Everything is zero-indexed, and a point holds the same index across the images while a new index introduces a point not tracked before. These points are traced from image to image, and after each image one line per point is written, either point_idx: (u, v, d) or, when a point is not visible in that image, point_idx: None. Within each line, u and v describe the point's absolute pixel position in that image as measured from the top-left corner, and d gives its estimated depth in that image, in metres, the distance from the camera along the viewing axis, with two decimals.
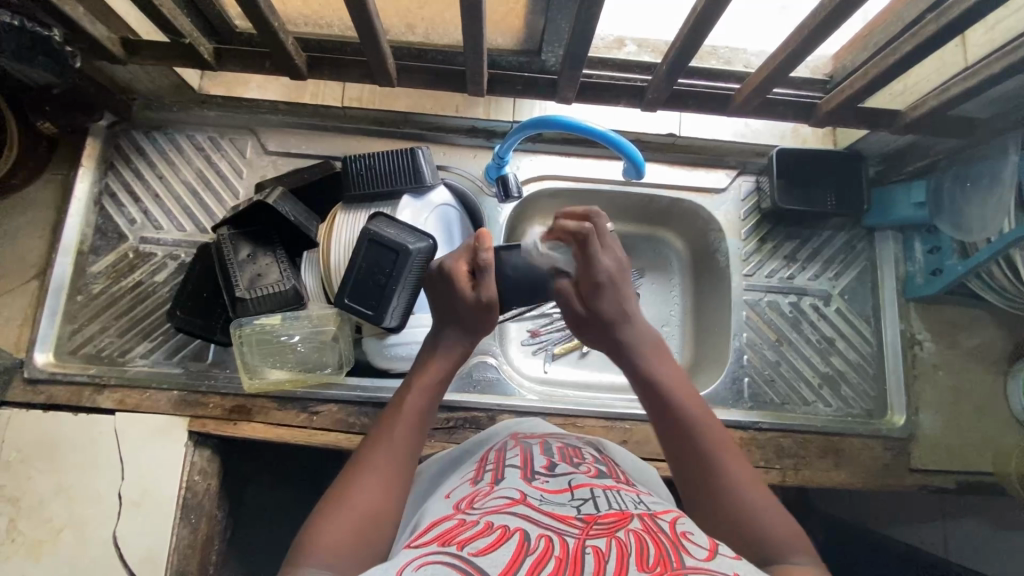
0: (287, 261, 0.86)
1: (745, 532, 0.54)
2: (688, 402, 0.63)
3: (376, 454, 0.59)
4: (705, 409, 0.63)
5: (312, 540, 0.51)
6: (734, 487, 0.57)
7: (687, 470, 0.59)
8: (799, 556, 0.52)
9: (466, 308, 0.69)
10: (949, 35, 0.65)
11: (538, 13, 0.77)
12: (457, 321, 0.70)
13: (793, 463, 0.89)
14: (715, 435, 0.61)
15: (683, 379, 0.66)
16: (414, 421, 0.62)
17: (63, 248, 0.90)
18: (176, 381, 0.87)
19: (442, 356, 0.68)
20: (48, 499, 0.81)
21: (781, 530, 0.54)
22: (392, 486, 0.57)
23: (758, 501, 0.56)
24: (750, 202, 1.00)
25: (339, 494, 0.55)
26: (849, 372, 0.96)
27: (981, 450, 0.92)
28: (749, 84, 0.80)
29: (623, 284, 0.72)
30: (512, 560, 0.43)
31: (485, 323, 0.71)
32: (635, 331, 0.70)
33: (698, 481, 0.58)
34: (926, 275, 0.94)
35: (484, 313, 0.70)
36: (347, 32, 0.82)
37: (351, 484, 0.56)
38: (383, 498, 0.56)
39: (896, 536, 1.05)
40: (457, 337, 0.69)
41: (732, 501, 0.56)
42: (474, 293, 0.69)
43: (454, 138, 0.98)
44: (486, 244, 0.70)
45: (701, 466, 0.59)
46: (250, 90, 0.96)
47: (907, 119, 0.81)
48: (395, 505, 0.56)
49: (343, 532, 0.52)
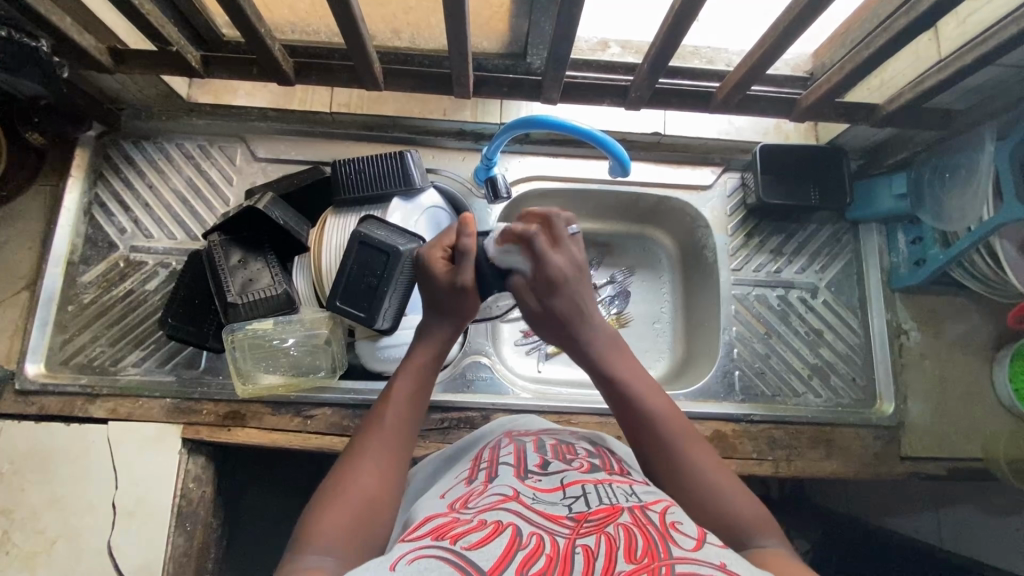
0: (278, 266, 0.86)
1: (715, 518, 0.55)
2: (646, 394, 0.63)
3: (369, 444, 0.59)
4: (665, 399, 0.63)
5: (313, 530, 0.51)
6: (697, 469, 0.58)
7: (653, 461, 0.60)
8: (767, 538, 0.53)
9: (448, 292, 0.68)
10: (920, 28, 0.67)
11: (522, 16, 0.78)
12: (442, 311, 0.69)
13: (785, 454, 0.90)
14: (674, 425, 0.61)
15: (641, 370, 0.66)
16: (405, 411, 0.63)
17: (54, 259, 0.90)
18: (169, 389, 0.87)
19: (425, 342, 0.68)
20: (41, 510, 0.80)
21: (746, 512, 0.55)
22: (387, 475, 0.57)
23: (720, 484, 0.57)
24: (736, 198, 1.01)
25: (334, 484, 0.55)
26: (838, 362, 0.97)
27: (969, 437, 0.93)
28: (729, 82, 0.82)
29: (580, 283, 0.68)
30: (503, 553, 0.44)
31: (466, 308, 0.69)
32: (592, 325, 0.68)
33: (664, 468, 0.59)
34: (910, 265, 0.95)
35: (463, 297, 0.68)
36: (333, 38, 0.83)
37: (347, 474, 0.56)
38: (378, 485, 0.56)
39: (890, 526, 1.06)
40: (439, 321, 0.69)
41: (700, 489, 0.57)
42: (451, 276, 0.68)
43: (442, 140, 0.99)
44: (468, 228, 0.68)
45: (664, 452, 0.60)
46: (238, 97, 0.95)
47: (885, 112, 0.83)
48: (392, 493, 0.56)
49: (342, 521, 0.52)
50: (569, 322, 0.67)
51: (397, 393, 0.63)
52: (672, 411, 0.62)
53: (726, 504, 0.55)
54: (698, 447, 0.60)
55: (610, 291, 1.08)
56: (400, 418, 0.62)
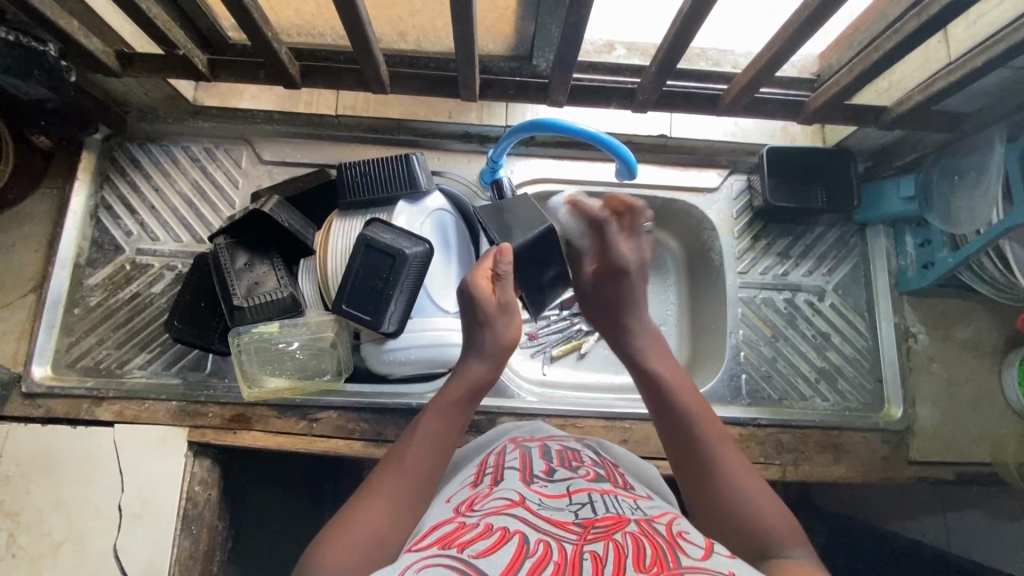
0: (284, 269, 0.86)
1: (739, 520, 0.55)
2: (683, 392, 0.65)
3: (386, 478, 0.59)
4: (700, 400, 0.65)
5: (319, 560, 0.52)
6: (725, 472, 0.58)
7: (689, 461, 0.61)
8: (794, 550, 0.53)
9: (489, 344, 0.70)
10: (929, 31, 0.67)
11: (529, 18, 0.78)
12: (485, 351, 0.70)
13: (793, 458, 0.90)
14: (707, 424, 0.62)
15: (679, 377, 0.68)
16: (430, 440, 0.62)
17: (60, 261, 0.90)
18: (174, 392, 0.87)
19: (458, 377, 0.69)
20: (48, 513, 0.80)
21: (772, 519, 0.55)
22: (400, 507, 0.56)
23: (746, 487, 0.57)
24: (742, 200, 1.01)
25: (345, 515, 0.56)
26: (846, 366, 0.97)
27: (978, 440, 0.93)
28: (737, 84, 0.81)
29: (640, 276, 0.74)
30: (511, 561, 0.44)
31: (506, 336, 0.70)
32: (641, 319, 0.74)
33: (693, 465, 0.60)
34: (918, 268, 0.95)
35: (504, 320, 0.70)
36: (340, 41, 0.83)
37: (360, 506, 0.56)
38: (387, 517, 0.55)
39: (898, 530, 1.05)
40: (479, 358, 0.70)
41: (728, 492, 0.57)
42: (496, 298, 0.70)
43: (448, 143, 0.99)
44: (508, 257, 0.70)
45: (694, 447, 0.61)
46: (244, 100, 0.96)
47: (894, 114, 0.82)
48: (402, 525, 0.55)
49: (345, 551, 0.52)
50: (619, 309, 0.74)
51: (423, 427, 0.64)
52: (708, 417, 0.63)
53: (749, 511, 0.56)
54: (725, 451, 0.60)
55: None
56: (423, 451, 0.61)
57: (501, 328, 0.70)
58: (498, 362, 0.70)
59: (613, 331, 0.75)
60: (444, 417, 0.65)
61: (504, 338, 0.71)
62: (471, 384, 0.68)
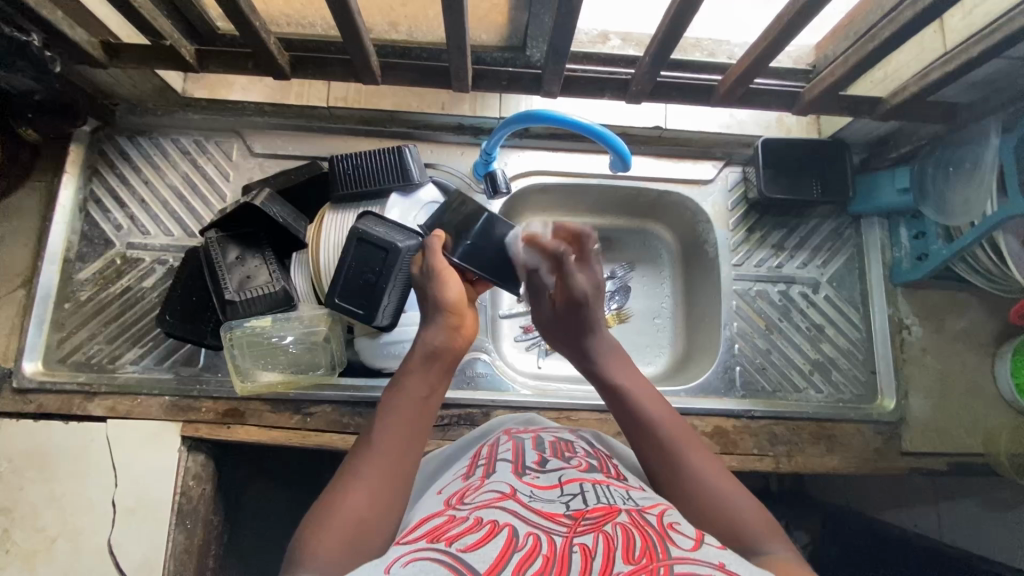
0: (276, 262, 0.85)
1: (722, 522, 0.54)
2: (649, 403, 0.65)
3: (361, 467, 0.57)
4: (665, 408, 0.65)
5: (306, 555, 0.51)
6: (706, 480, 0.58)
7: (662, 470, 0.60)
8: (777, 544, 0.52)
9: (435, 307, 0.69)
10: (926, 20, 0.66)
11: (522, 8, 0.77)
12: (436, 317, 0.69)
13: (787, 449, 0.90)
14: (677, 432, 0.62)
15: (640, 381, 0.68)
16: (397, 425, 0.61)
17: (50, 255, 0.89)
18: (167, 387, 0.87)
19: (418, 346, 0.67)
20: (40, 508, 0.80)
21: (754, 520, 0.54)
22: (380, 494, 0.56)
23: (726, 491, 0.57)
24: (737, 192, 1.01)
25: (325, 509, 0.54)
26: (840, 358, 0.97)
27: (969, 432, 0.93)
28: (732, 74, 0.80)
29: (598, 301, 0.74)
30: (499, 556, 0.43)
31: (439, 297, 0.69)
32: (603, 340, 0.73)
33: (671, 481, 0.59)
34: (912, 260, 0.95)
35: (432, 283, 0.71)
36: (330, 31, 0.82)
37: (337, 496, 0.55)
38: (366, 503, 0.54)
39: (889, 520, 1.06)
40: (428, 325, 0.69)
41: (710, 501, 0.56)
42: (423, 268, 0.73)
43: (442, 135, 0.98)
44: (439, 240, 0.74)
45: (671, 462, 0.60)
46: (234, 91, 0.95)
47: (889, 106, 0.81)
48: (384, 512, 0.55)
49: (331, 544, 0.51)
50: (580, 334, 0.74)
51: (390, 409, 0.62)
52: (675, 424, 0.63)
53: (734, 513, 0.55)
54: (698, 453, 0.60)
55: (610, 286, 1.07)
56: (392, 431, 0.60)
57: (436, 289, 0.70)
58: (451, 321, 0.69)
59: (575, 352, 0.74)
60: (409, 391, 0.63)
61: (443, 299, 0.69)
62: (430, 351, 0.66)
